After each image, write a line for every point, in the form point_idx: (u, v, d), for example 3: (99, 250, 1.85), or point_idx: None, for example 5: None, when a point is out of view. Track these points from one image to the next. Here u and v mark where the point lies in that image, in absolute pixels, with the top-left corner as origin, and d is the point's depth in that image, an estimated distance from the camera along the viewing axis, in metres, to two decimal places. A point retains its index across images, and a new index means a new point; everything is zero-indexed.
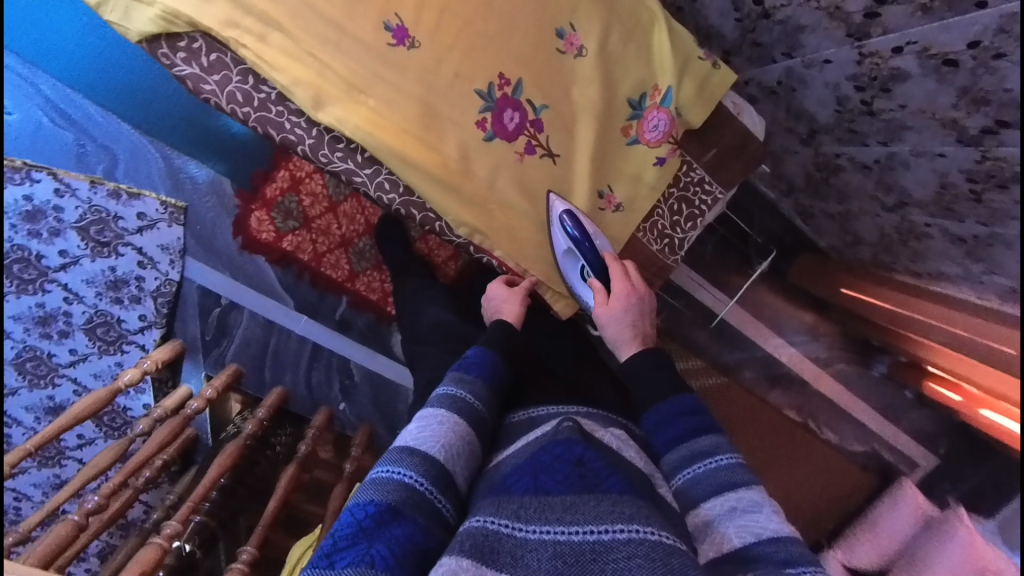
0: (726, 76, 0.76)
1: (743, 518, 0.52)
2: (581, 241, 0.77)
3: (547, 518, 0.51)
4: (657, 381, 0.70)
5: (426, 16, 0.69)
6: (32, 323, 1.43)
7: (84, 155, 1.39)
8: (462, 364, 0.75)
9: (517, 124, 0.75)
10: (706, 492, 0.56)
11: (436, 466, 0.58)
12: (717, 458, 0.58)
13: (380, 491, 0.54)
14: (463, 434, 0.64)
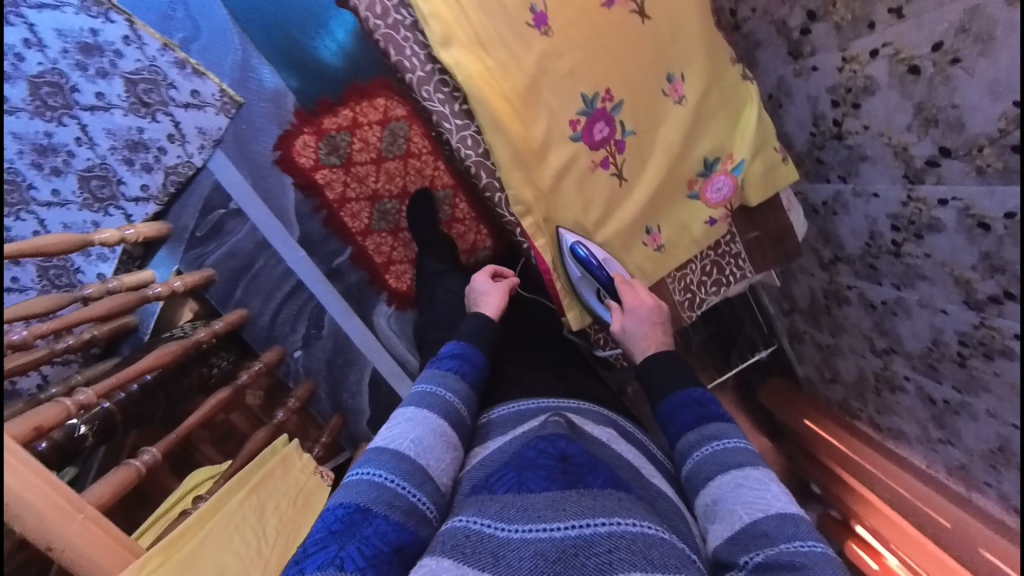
0: (789, 172, 0.84)
1: (750, 493, 0.55)
2: (594, 266, 0.81)
3: (527, 517, 0.51)
4: (668, 376, 0.73)
5: (566, 13, 0.75)
6: (31, 150, 1.37)
7: (169, 17, 1.39)
8: (437, 365, 0.77)
9: (603, 138, 0.80)
10: (714, 470, 0.59)
11: (408, 462, 0.58)
12: (725, 439, 0.61)
13: (351, 494, 0.55)
14: (439, 431, 0.64)
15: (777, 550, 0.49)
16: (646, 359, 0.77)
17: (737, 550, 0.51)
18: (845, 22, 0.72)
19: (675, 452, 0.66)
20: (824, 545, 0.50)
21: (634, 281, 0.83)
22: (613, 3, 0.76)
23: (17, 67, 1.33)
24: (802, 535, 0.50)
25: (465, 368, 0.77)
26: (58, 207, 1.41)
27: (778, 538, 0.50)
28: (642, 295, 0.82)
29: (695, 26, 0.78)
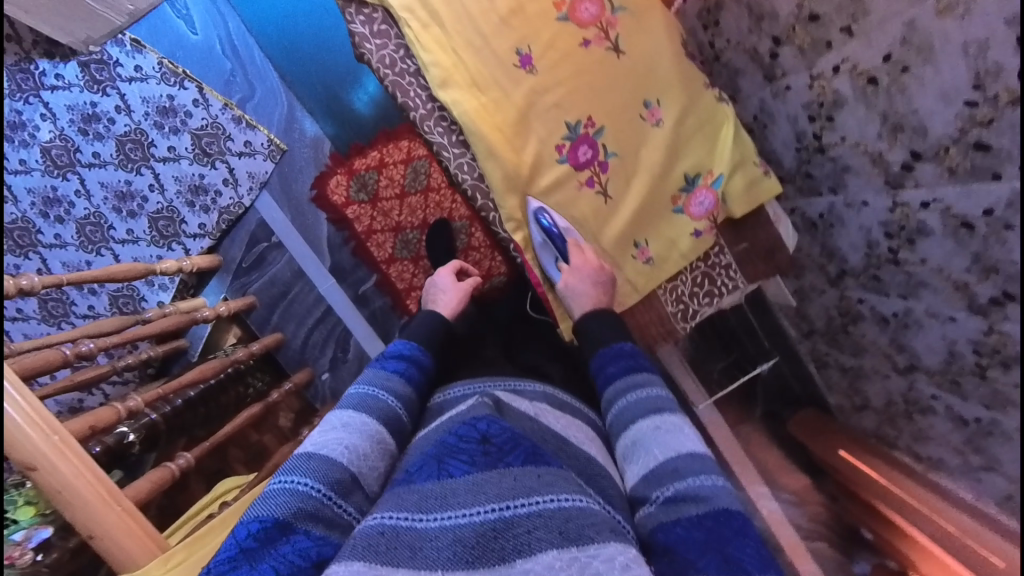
0: (772, 185, 0.87)
1: (661, 435, 0.66)
2: (554, 235, 0.87)
3: (447, 506, 0.52)
4: (606, 333, 0.83)
5: (550, 53, 0.85)
6: (115, 196, 1.67)
7: (231, 82, 1.62)
8: (382, 367, 0.84)
9: (587, 160, 0.87)
10: (637, 416, 0.70)
11: (337, 469, 0.63)
12: (649, 387, 0.74)
13: (269, 506, 0.57)
14: (375, 436, 0.70)
15: (684, 483, 0.59)
16: (586, 316, 0.85)
17: (651, 485, 0.62)
18: (805, 45, 0.76)
19: (603, 396, 0.78)
20: (721, 475, 0.61)
21: (585, 247, 0.87)
22: (592, 42, 0.85)
23: (110, 129, 1.63)
24: (703, 471, 0.60)
25: (406, 368, 0.86)
26: (130, 244, 1.70)
27: (684, 472, 0.60)
28: (588, 257, 0.87)
29: (668, 58, 0.85)
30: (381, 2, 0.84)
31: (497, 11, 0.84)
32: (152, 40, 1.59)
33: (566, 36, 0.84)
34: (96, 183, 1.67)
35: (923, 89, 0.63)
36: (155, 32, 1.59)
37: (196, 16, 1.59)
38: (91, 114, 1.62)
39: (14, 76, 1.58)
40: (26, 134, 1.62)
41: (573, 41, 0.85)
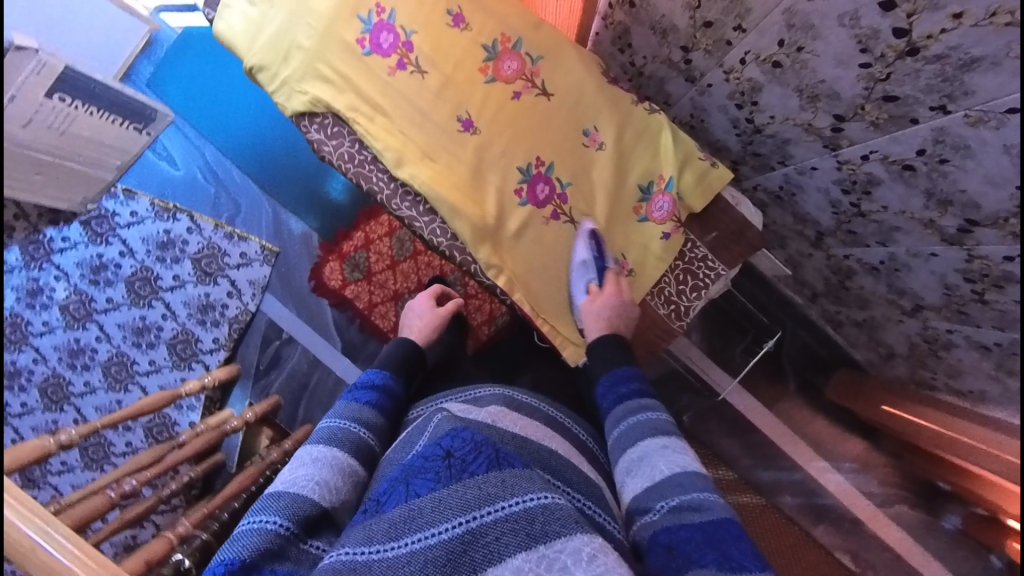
0: (723, 174, 0.91)
1: (671, 453, 0.69)
2: (598, 257, 0.92)
3: (414, 528, 0.54)
4: (614, 355, 0.86)
5: (487, 112, 0.92)
6: (136, 332, 1.78)
7: (218, 204, 1.74)
8: (350, 398, 0.90)
9: (545, 196, 0.93)
10: (643, 435, 0.73)
11: (304, 502, 0.66)
12: (656, 413, 0.76)
13: (235, 548, 0.60)
14: (343, 467, 0.74)
15: (687, 494, 0.62)
16: (601, 340, 0.89)
17: (652, 495, 0.64)
18: (710, 46, 0.81)
19: (608, 417, 0.80)
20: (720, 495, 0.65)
21: (609, 274, 0.91)
22: (521, 92, 0.92)
23: (118, 273, 1.75)
24: (704, 488, 0.64)
25: (376, 398, 0.91)
26: (155, 373, 1.79)
27: (688, 485, 0.64)
28: (609, 284, 0.90)
29: (591, 86, 0.91)
30: (328, 109, 0.92)
31: (430, 88, 0.92)
32: (142, 186, 1.75)
33: (496, 94, 0.92)
34: (114, 326, 1.78)
35: (821, 60, 0.67)
36: (143, 179, 1.74)
37: (175, 154, 1.72)
38: (99, 264, 1.75)
39: (28, 248, 1.75)
40: (46, 297, 1.77)
41: (504, 96, 0.92)
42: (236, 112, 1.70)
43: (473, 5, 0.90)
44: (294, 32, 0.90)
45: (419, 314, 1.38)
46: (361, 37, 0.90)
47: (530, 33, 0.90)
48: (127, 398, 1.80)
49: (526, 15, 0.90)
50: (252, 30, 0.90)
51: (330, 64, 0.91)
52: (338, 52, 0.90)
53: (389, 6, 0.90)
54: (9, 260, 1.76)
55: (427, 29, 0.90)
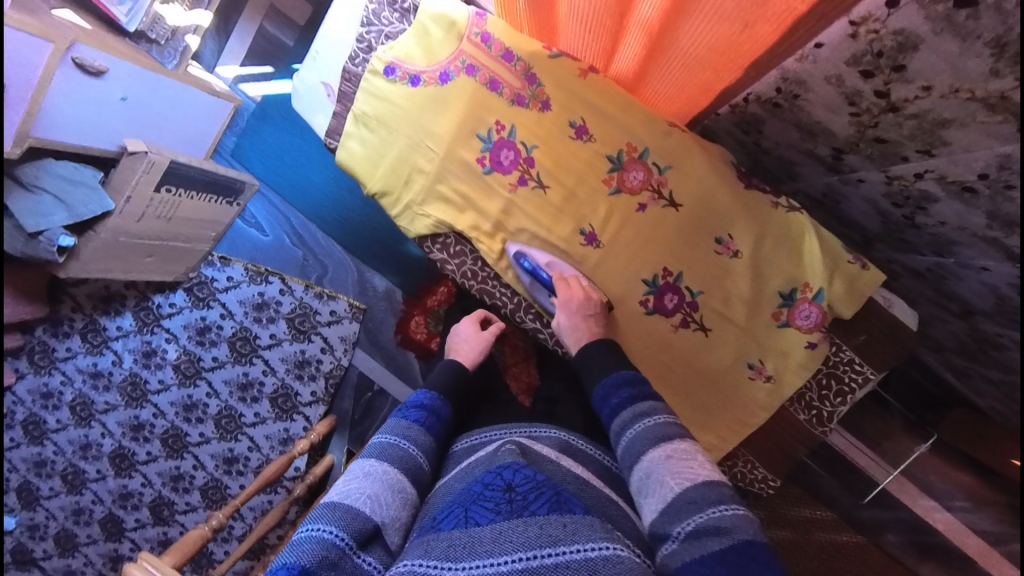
0: (876, 279, 0.83)
1: (677, 462, 0.66)
2: (537, 270, 0.89)
3: (476, 553, 0.61)
4: (603, 363, 0.81)
5: (611, 224, 0.88)
6: (240, 388, 1.90)
7: (306, 266, 1.79)
8: (402, 418, 0.90)
9: (674, 305, 0.90)
10: (646, 446, 0.69)
11: (361, 516, 0.69)
12: (656, 418, 0.71)
13: (296, 555, 0.63)
14: (395, 484, 0.76)
15: (705, 517, 0.60)
16: (581, 349, 0.85)
17: (669, 518, 0.62)
18: (874, 155, 0.74)
19: (609, 433, 0.76)
20: (740, 505, 0.62)
21: (570, 278, 0.88)
22: (646, 203, 0.87)
23: (221, 334, 1.87)
24: (721, 500, 0.61)
25: (425, 417, 0.91)
26: (261, 424, 1.91)
27: (702, 503, 0.61)
28: (574, 288, 0.87)
29: (726, 193, 0.85)
30: (451, 229, 0.92)
31: (553, 202, 0.89)
32: (235, 252, 1.82)
33: (621, 205, 0.88)
34: (221, 382, 1.91)
35: None
36: (235, 246, 1.81)
37: (263, 221, 1.78)
38: (202, 326, 1.87)
39: (139, 315, 1.89)
40: (160, 357, 1.91)
41: (629, 207, 0.88)
42: (316, 173, 1.72)
43: (599, 116, 0.85)
44: (415, 157, 0.89)
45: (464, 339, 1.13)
46: (481, 156, 0.88)
47: (658, 142, 0.85)
48: (239, 447, 1.95)
49: (654, 123, 0.84)
50: (374, 157, 0.90)
51: (453, 185, 0.90)
52: (461, 172, 0.89)
53: (509, 122, 0.87)
54: (125, 326, 1.90)
55: (548, 143, 0.87)
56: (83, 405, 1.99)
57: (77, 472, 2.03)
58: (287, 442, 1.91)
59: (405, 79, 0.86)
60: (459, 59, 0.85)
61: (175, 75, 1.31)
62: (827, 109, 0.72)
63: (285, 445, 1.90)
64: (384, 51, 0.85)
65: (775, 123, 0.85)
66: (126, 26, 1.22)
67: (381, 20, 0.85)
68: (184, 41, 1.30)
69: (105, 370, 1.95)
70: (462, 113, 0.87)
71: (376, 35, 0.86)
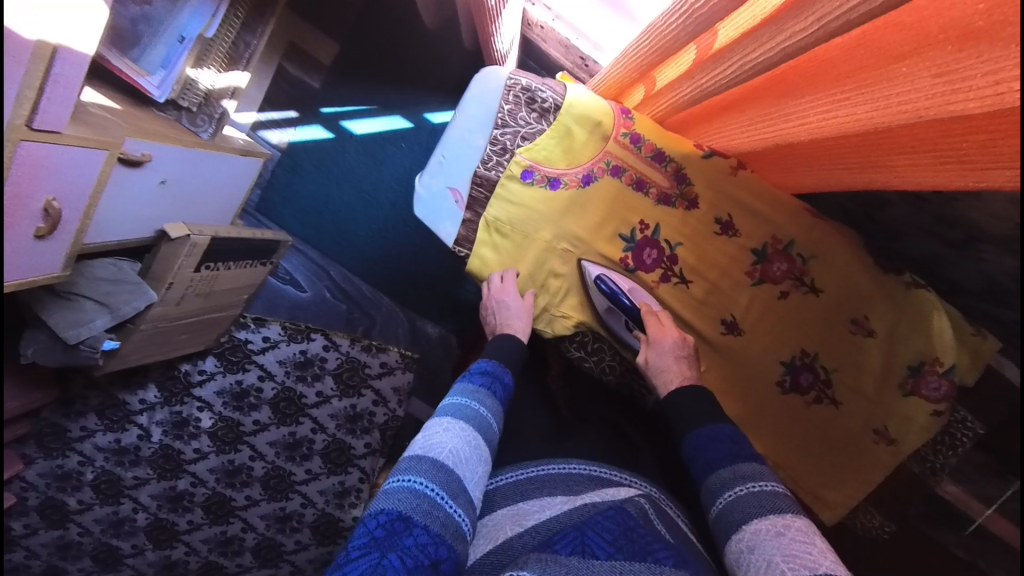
0: (993, 348, 0.88)
1: (789, 540, 0.54)
2: (619, 297, 0.82)
3: None
4: (690, 404, 0.72)
5: (752, 313, 0.89)
6: (284, 449, 1.77)
7: (352, 320, 1.67)
8: (467, 380, 0.74)
9: (809, 382, 0.93)
10: (749, 513, 0.58)
11: (447, 473, 0.59)
12: (763, 484, 0.61)
13: (393, 500, 0.55)
14: (476, 444, 0.65)
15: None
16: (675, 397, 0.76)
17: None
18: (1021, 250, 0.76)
19: (702, 491, 0.66)
20: None
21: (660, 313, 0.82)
22: (788, 292, 0.88)
23: (261, 397, 1.73)
24: None
25: (495, 385, 0.75)
26: (313, 481, 1.80)
27: None
28: (669, 328, 0.81)
29: (865, 282, 0.87)
30: (590, 327, 0.88)
31: (694, 296, 0.88)
32: (271, 312, 1.68)
33: (763, 294, 0.88)
34: (265, 444, 1.77)
35: None
36: (271, 305, 1.67)
37: (300, 277, 1.64)
38: (240, 390, 1.72)
39: (166, 385, 1.73)
40: (193, 427, 1.76)
41: (769, 296, 0.88)
42: (358, 225, 1.58)
43: (746, 212, 0.83)
44: (552, 259, 0.85)
45: (515, 313, 0.83)
46: (624, 256, 0.85)
47: (804, 235, 0.85)
48: (292, 506, 1.83)
49: (800, 216, 0.84)
50: (510, 262, 0.85)
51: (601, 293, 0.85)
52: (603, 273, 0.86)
53: (653, 221, 0.84)
54: (150, 398, 1.73)
55: (692, 239, 0.85)
56: (109, 483, 1.81)
57: (110, 550, 1.88)
58: (347, 495, 1.81)
59: (542, 182, 0.81)
60: (603, 160, 0.81)
61: (212, 145, 1.15)
62: (989, 215, 0.75)
63: (347, 498, 1.81)
64: (522, 154, 0.80)
65: (903, 206, 0.89)
66: (159, 99, 1.04)
67: (517, 121, 0.80)
68: (220, 107, 1.14)
69: (131, 446, 1.77)
70: (605, 214, 0.83)
71: (511, 137, 0.81)
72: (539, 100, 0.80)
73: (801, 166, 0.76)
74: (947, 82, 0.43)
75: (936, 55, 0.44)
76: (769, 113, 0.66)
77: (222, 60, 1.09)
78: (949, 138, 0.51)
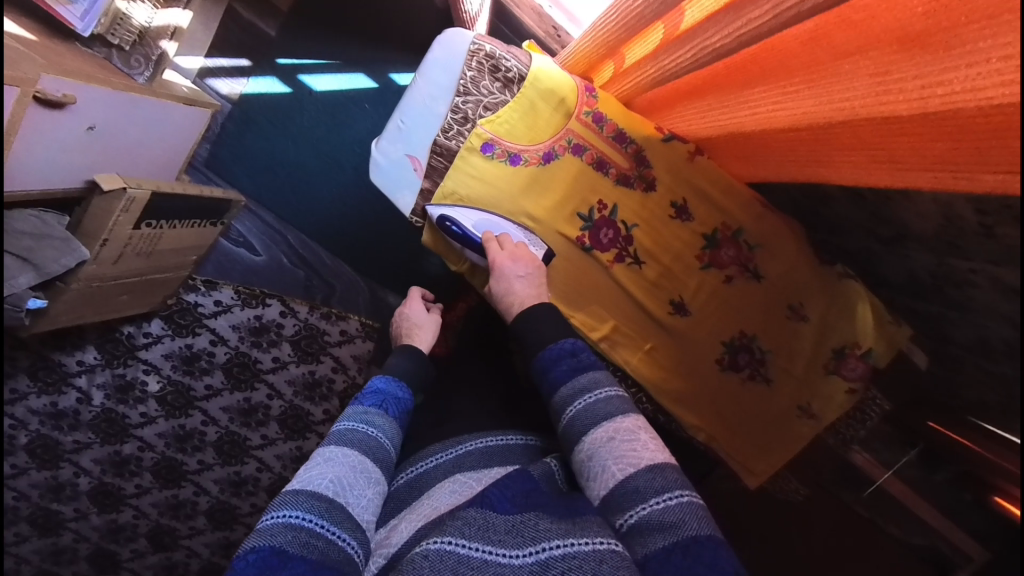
0: (906, 337, 0.97)
1: (614, 442, 0.63)
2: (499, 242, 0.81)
3: (488, 538, 0.58)
4: None
5: (700, 296, 0.93)
6: (238, 415, 1.73)
7: (310, 288, 1.61)
8: (360, 404, 0.77)
9: (745, 362, 0.99)
10: (586, 422, 0.66)
11: (328, 502, 0.59)
12: (600, 390, 0.69)
13: (267, 537, 0.54)
14: (361, 467, 0.66)
15: (652, 508, 0.56)
16: None
17: (616, 504, 0.59)
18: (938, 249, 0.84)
19: (552, 400, 0.73)
20: (686, 496, 0.58)
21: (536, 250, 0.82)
22: (734, 277, 0.92)
23: (213, 362, 1.66)
24: (667, 486, 0.57)
25: (387, 404, 0.79)
26: (269, 446, 1.77)
27: (646, 493, 0.57)
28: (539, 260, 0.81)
29: (803, 270, 0.93)
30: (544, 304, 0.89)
31: (647, 278, 0.91)
32: (222, 276, 1.59)
33: (710, 279, 0.92)
34: (218, 409, 1.72)
35: None
36: (223, 269, 1.58)
37: (255, 240, 1.57)
38: (190, 354, 1.65)
39: (106, 347, 1.64)
40: (138, 391, 1.68)
41: (716, 282, 0.92)
42: (316, 188, 1.50)
43: (701, 198, 0.86)
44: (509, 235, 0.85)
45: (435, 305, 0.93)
46: (581, 234, 0.86)
47: (752, 223, 0.89)
48: (247, 471, 1.79)
49: (751, 206, 0.88)
50: None
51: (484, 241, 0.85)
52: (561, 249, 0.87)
53: (611, 202, 0.85)
54: (88, 360, 1.64)
55: (648, 223, 0.87)
56: (45, 447, 1.70)
57: (50, 514, 1.76)
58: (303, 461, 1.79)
59: (503, 157, 0.80)
60: (565, 138, 0.81)
61: (151, 91, 1.07)
62: (916, 214, 0.81)
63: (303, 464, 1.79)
64: (482, 125, 0.79)
65: (843, 202, 0.94)
66: (82, 31, 0.95)
67: (480, 90, 0.80)
68: (159, 48, 1.07)
69: (68, 410, 1.68)
70: (565, 192, 0.83)
71: (473, 106, 0.80)
72: (502, 69, 0.80)
73: (750, 155, 0.79)
74: (882, 81, 0.50)
75: (878, 54, 0.50)
76: (728, 99, 0.71)
77: None
78: (870, 138, 0.55)
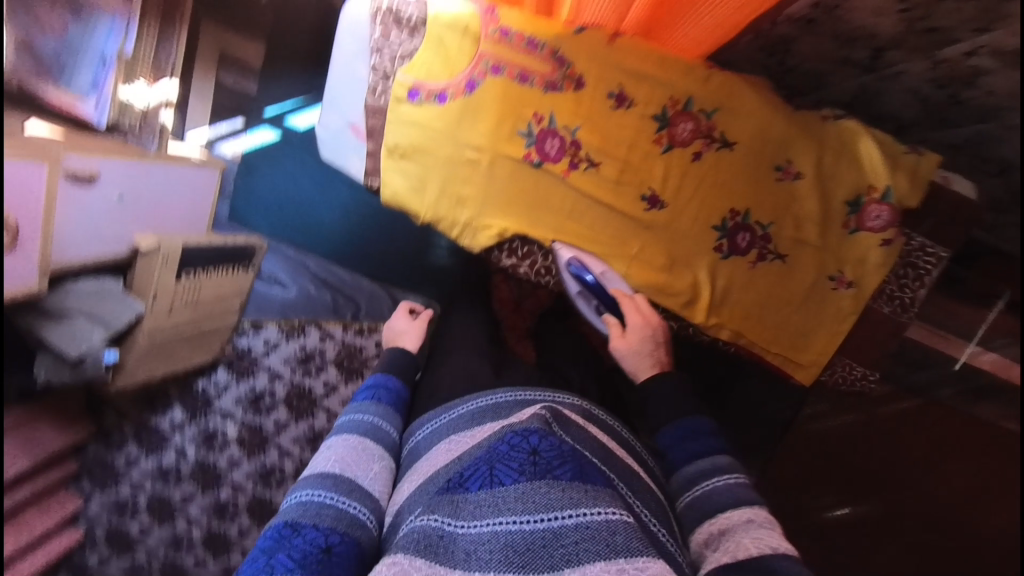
0: (934, 164, 0.86)
1: (756, 528, 0.60)
2: (591, 280, 0.91)
3: (499, 511, 0.59)
4: None
5: (670, 183, 0.92)
6: (305, 445, 1.72)
7: (338, 307, 1.73)
8: (356, 400, 0.88)
9: (747, 242, 0.92)
10: (724, 502, 0.65)
11: (333, 478, 0.70)
12: (733, 474, 0.68)
13: (281, 515, 0.66)
14: (362, 448, 0.77)
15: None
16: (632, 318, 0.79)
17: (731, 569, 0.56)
18: None
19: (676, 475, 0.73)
20: None
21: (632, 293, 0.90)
22: (701, 151, 0.90)
23: (275, 398, 1.71)
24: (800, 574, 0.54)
25: (383, 394, 0.89)
26: None
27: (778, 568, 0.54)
28: (642, 312, 0.88)
29: (779, 122, 0.88)
30: (516, 233, 0.95)
31: (610, 178, 0.92)
32: (264, 315, 1.74)
33: (676, 159, 0.91)
34: (290, 441, 1.70)
35: None
36: (263, 309, 1.74)
37: (283, 275, 1.73)
38: (255, 395, 1.71)
39: (188, 403, 1.72)
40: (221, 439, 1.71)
41: (683, 160, 0.91)
42: (323, 213, 1.67)
43: (636, 80, 0.90)
44: (460, 177, 0.94)
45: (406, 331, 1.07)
46: (527, 151, 0.93)
47: (702, 90, 0.89)
48: None
49: (694, 73, 0.89)
50: (420, 185, 0.95)
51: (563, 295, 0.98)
52: (511, 171, 0.93)
53: (547, 111, 0.92)
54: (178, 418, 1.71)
55: (590, 119, 0.91)
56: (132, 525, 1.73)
57: None
58: None
59: (430, 98, 0.92)
60: (482, 62, 0.91)
61: (160, 156, 1.26)
62: None
63: None
64: (403, 74, 0.92)
65: None
66: (98, 122, 1.17)
67: (392, 43, 0.92)
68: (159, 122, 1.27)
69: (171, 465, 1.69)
70: (500, 113, 0.92)
71: (390, 61, 0.93)
72: (405, 18, 0.91)
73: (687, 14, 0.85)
74: None
75: None
76: None
77: (150, 72, 1.23)
78: None
